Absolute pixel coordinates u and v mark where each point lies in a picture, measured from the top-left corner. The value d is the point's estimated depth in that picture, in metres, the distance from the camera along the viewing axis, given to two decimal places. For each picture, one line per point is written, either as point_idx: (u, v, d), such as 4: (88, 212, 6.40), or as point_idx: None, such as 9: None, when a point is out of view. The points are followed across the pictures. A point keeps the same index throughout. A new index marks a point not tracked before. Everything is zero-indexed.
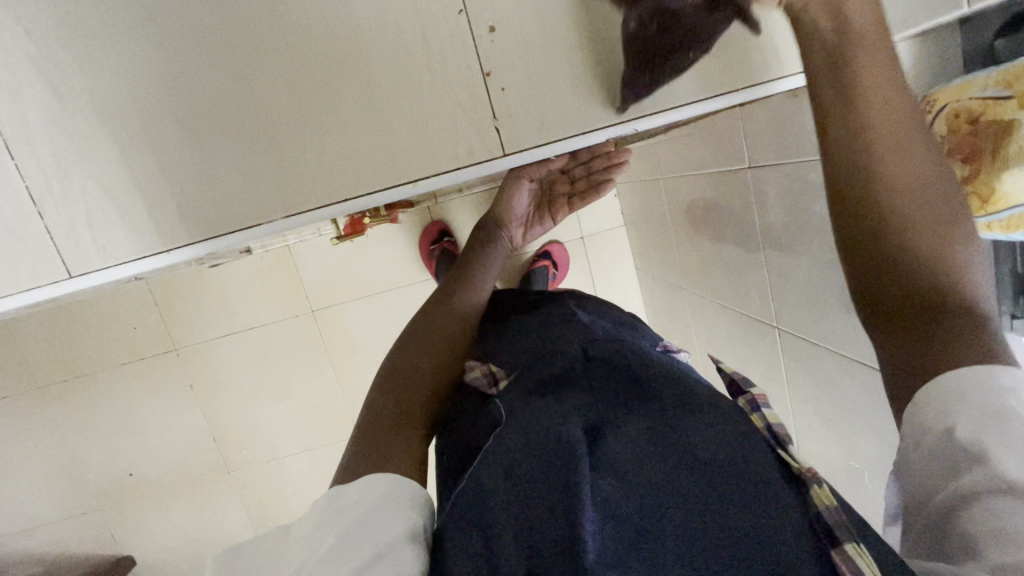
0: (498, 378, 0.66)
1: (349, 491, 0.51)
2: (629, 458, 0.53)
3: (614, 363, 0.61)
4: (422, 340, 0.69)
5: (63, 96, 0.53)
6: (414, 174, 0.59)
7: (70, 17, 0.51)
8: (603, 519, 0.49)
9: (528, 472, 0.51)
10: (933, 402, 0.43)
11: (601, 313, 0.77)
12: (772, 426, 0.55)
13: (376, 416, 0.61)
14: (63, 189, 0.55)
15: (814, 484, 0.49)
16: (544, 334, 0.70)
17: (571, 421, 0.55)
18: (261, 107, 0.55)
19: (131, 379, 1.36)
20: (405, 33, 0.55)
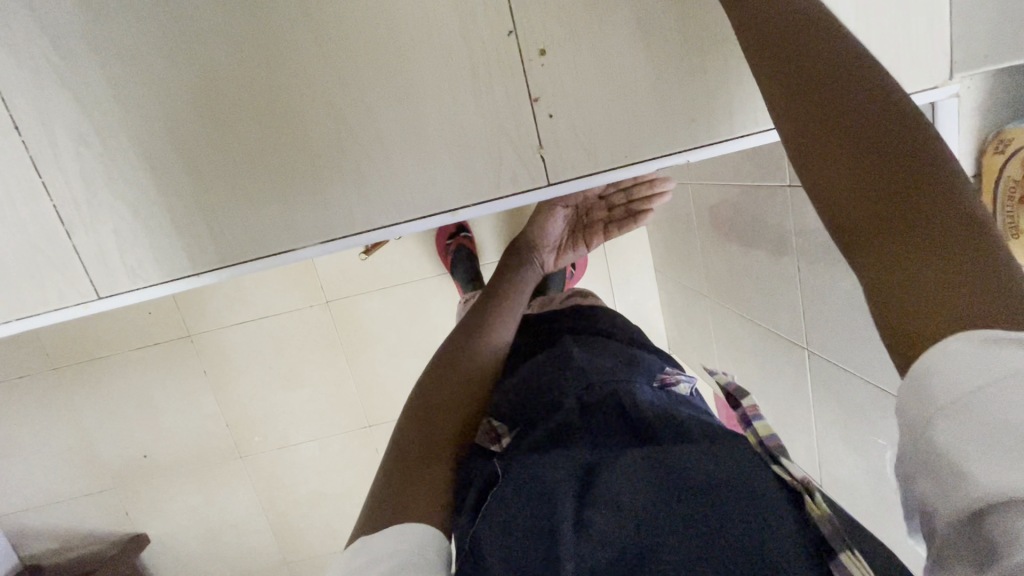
0: (501, 436, 0.63)
1: (374, 543, 0.50)
2: (624, 491, 0.48)
3: (606, 410, 0.58)
4: (445, 375, 0.69)
5: (92, 112, 0.51)
6: (454, 201, 0.56)
7: (104, 31, 0.49)
8: (591, 554, 0.45)
9: (522, 524, 0.48)
10: (911, 410, 0.33)
11: (603, 346, 0.70)
12: (765, 441, 0.50)
13: (401, 456, 0.60)
14: (92, 207, 0.53)
15: (808, 497, 0.44)
16: (538, 376, 0.66)
17: (562, 466, 0.52)
18: (297, 128, 0.53)
19: (146, 365, 1.36)
20: (450, 55, 0.52)
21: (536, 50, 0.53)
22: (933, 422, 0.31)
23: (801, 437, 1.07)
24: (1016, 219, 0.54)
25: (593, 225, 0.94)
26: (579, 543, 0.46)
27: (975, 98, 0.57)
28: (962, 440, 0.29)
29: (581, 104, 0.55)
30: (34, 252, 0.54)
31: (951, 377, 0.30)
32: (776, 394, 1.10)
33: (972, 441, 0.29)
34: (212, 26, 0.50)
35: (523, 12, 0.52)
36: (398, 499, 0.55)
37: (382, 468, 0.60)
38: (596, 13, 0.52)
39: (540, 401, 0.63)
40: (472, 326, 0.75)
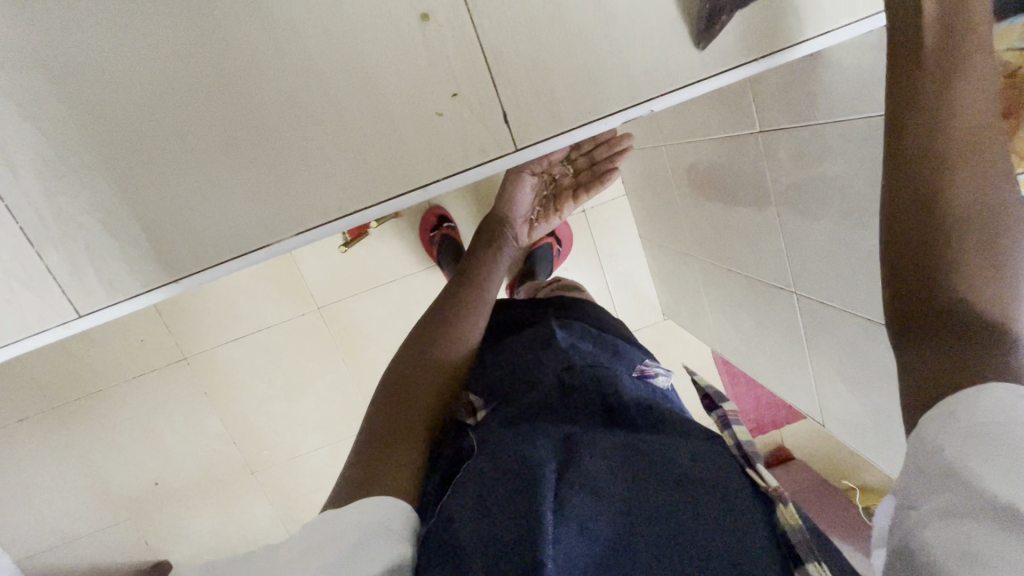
0: (477, 407, 0.65)
1: (339, 517, 0.49)
2: (600, 471, 0.50)
3: (586, 391, 0.59)
4: (419, 351, 0.66)
5: (47, 130, 0.50)
6: (425, 178, 0.56)
7: (46, 44, 0.48)
8: (570, 534, 0.46)
9: (497, 497, 0.49)
10: (928, 432, 0.39)
11: (582, 331, 0.72)
12: (742, 445, 0.54)
13: (379, 427, 0.59)
14: (59, 227, 0.53)
15: (780, 504, 0.48)
16: (518, 358, 0.67)
17: (540, 442, 0.53)
18: (256, 124, 0.52)
19: (145, 392, 1.35)
20: (402, 28, 0.52)
21: (487, 16, 0.52)
22: (945, 442, 0.37)
23: (800, 382, 1.08)
24: None
25: (563, 190, 0.96)
26: (558, 525, 0.46)
27: None
28: (968, 458, 0.36)
29: (541, 67, 0.54)
30: (10, 280, 0.53)
31: (990, 414, 0.36)
32: (772, 343, 1.11)
33: (977, 462, 0.35)
34: (157, 27, 0.49)
35: None
36: (372, 474, 0.54)
37: (357, 442, 0.60)
38: None
39: (521, 382, 0.64)
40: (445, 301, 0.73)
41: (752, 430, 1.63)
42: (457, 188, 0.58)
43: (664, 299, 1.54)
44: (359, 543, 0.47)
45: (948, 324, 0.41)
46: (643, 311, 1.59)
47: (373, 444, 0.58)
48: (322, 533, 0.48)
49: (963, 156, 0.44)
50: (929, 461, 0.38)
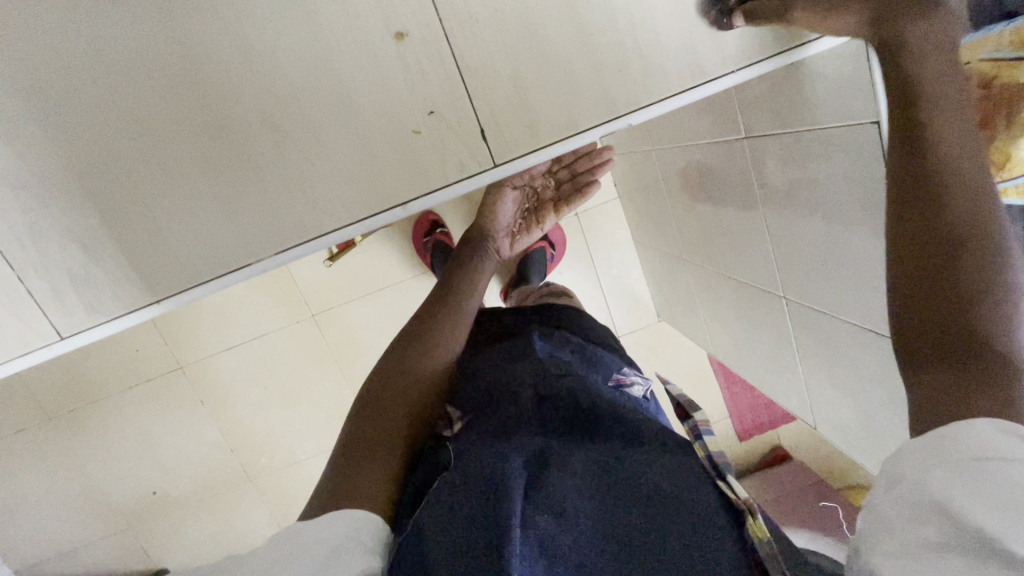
0: (453, 419, 0.65)
1: (306, 529, 0.49)
2: (573, 485, 0.51)
3: (560, 403, 0.60)
4: (399, 364, 0.67)
5: (24, 154, 0.50)
6: (404, 195, 0.56)
7: (22, 70, 0.49)
8: (534, 553, 0.46)
9: (467, 508, 0.49)
10: (908, 459, 0.37)
11: (561, 342, 0.73)
12: (711, 455, 0.53)
13: (355, 439, 0.60)
14: (39, 250, 0.53)
15: (750, 517, 0.47)
16: (495, 368, 0.68)
17: (513, 454, 0.53)
18: (232, 143, 0.52)
19: (138, 403, 1.35)
20: (377, 47, 0.52)
21: (462, 33, 0.52)
22: (926, 470, 0.35)
23: (792, 385, 1.08)
24: None
25: (545, 203, 0.99)
26: (524, 543, 0.46)
27: None
28: (956, 491, 0.33)
29: (518, 81, 0.54)
30: None
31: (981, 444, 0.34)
32: (763, 347, 1.11)
33: (961, 492, 0.33)
34: (131, 49, 0.49)
35: None
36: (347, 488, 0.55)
37: (333, 454, 0.60)
38: None
39: (497, 391, 0.63)
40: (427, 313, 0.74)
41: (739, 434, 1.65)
42: (436, 205, 0.58)
43: (658, 302, 1.54)
44: (336, 552, 0.48)
45: (955, 357, 0.39)
46: (638, 314, 1.59)
47: (350, 456, 0.58)
48: (294, 545, 0.48)
49: (956, 172, 0.43)
50: (908, 485, 0.36)
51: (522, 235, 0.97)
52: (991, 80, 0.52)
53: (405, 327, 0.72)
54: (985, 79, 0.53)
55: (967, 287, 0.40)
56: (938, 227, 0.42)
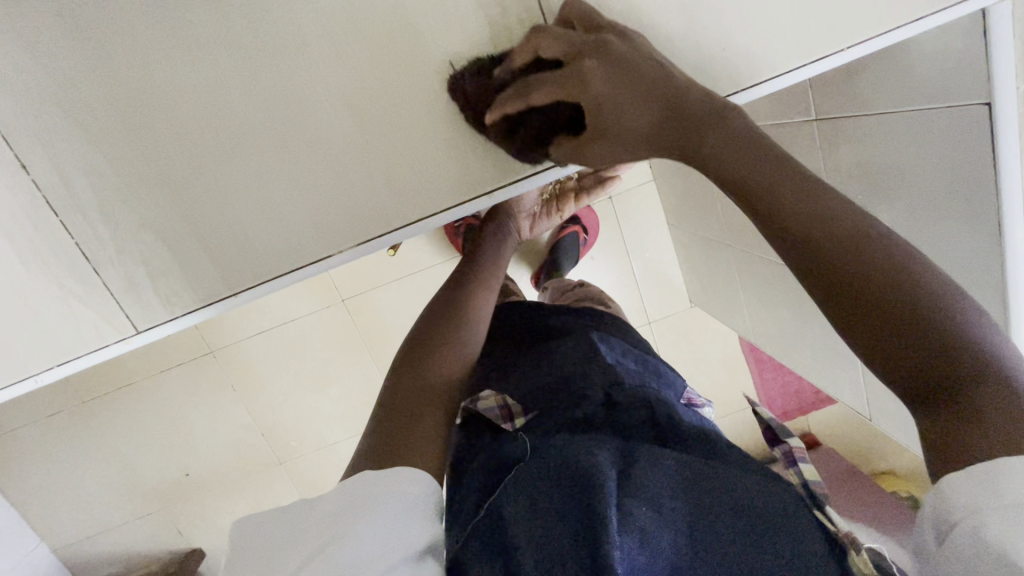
0: (514, 414, 0.61)
1: (370, 484, 0.45)
2: (665, 486, 0.48)
3: (636, 409, 0.56)
4: (439, 337, 0.63)
5: (99, 140, 0.48)
6: (490, 183, 0.53)
7: (96, 49, 0.46)
8: (632, 547, 0.44)
9: (549, 501, 0.48)
10: (963, 499, 0.34)
11: (622, 349, 0.68)
12: (809, 485, 0.52)
13: (395, 401, 0.55)
14: (116, 241, 0.51)
15: (853, 552, 0.46)
16: (560, 365, 0.64)
17: (598, 450, 0.51)
18: (318, 131, 0.50)
19: (173, 387, 1.35)
20: (469, 28, 0.49)
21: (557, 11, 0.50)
22: (983, 523, 0.33)
23: (843, 373, 1.04)
24: None
25: (566, 192, 0.99)
26: (622, 536, 0.44)
27: None
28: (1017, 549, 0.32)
29: None
30: (66, 294, 0.52)
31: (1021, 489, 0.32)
32: (812, 335, 1.07)
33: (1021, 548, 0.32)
34: (212, 27, 0.46)
35: None
36: (401, 442, 0.51)
37: (375, 412, 0.56)
38: None
39: (562, 390, 0.60)
40: (461, 281, 0.73)
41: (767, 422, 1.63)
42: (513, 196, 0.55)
43: (692, 287, 1.51)
44: (400, 519, 0.44)
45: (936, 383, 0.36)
46: (670, 299, 1.56)
47: (396, 412, 0.54)
48: (361, 496, 0.44)
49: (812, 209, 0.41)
50: (959, 529, 0.34)
51: (539, 219, 0.96)
52: None
53: (434, 303, 0.69)
54: None
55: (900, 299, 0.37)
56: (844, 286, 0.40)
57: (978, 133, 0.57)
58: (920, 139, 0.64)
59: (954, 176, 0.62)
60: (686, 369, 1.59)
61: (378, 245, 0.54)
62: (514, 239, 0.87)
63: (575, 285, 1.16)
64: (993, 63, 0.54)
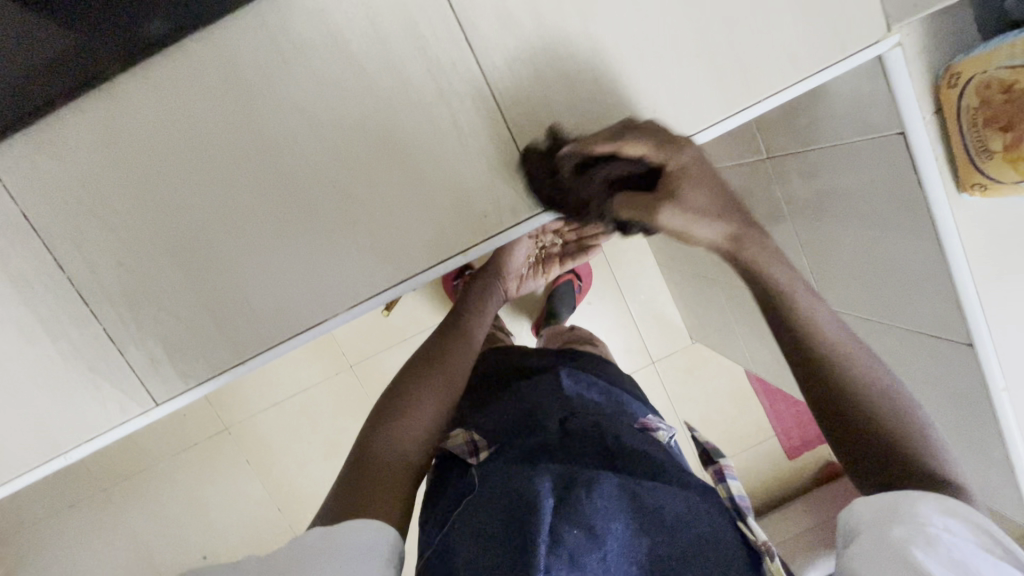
0: (479, 447, 0.65)
1: (332, 536, 0.49)
2: (604, 509, 0.51)
3: (588, 437, 0.61)
4: (414, 385, 0.67)
5: (124, 237, 0.56)
6: (465, 243, 0.59)
7: (121, 164, 0.54)
8: (560, 570, 0.47)
9: (491, 528, 0.51)
10: (869, 510, 0.44)
11: (587, 381, 0.74)
12: (734, 497, 0.60)
13: (368, 448, 0.60)
14: (139, 324, 0.58)
15: (768, 559, 0.52)
16: (525, 402, 0.68)
17: (538, 473, 0.54)
18: (309, 214, 0.57)
19: (190, 466, 1.38)
20: (434, 114, 0.56)
21: (509, 92, 0.56)
22: (882, 526, 0.42)
23: None
24: (986, 140, 0.57)
25: (551, 256, 1.06)
26: (549, 559, 0.47)
27: (919, 45, 0.60)
28: (906, 537, 0.40)
29: (558, 128, 0.58)
30: (96, 376, 0.58)
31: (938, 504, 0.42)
32: None
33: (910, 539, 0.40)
34: (216, 133, 0.54)
35: (489, 58, 0.55)
36: (368, 492, 0.55)
37: (351, 456, 0.60)
38: (554, 47, 0.56)
39: (522, 424, 0.65)
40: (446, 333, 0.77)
41: (786, 452, 1.61)
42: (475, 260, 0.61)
43: (691, 323, 1.54)
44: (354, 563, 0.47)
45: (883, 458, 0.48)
46: (671, 338, 1.59)
47: (366, 473, 0.57)
48: (317, 546, 0.48)
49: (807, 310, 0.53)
50: (866, 534, 0.43)
51: (528, 278, 1.03)
52: (1011, 86, 0.53)
53: (413, 356, 0.73)
54: (1004, 85, 0.54)
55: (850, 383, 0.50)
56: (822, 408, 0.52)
57: (901, 160, 0.63)
58: (859, 167, 0.69)
59: (894, 198, 0.67)
60: (696, 405, 1.60)
61: (357, 316, 0.60)
62: (501, 295, 0.93)
63: (567, 329, 1.20)
64: (897, 97, 0.60)
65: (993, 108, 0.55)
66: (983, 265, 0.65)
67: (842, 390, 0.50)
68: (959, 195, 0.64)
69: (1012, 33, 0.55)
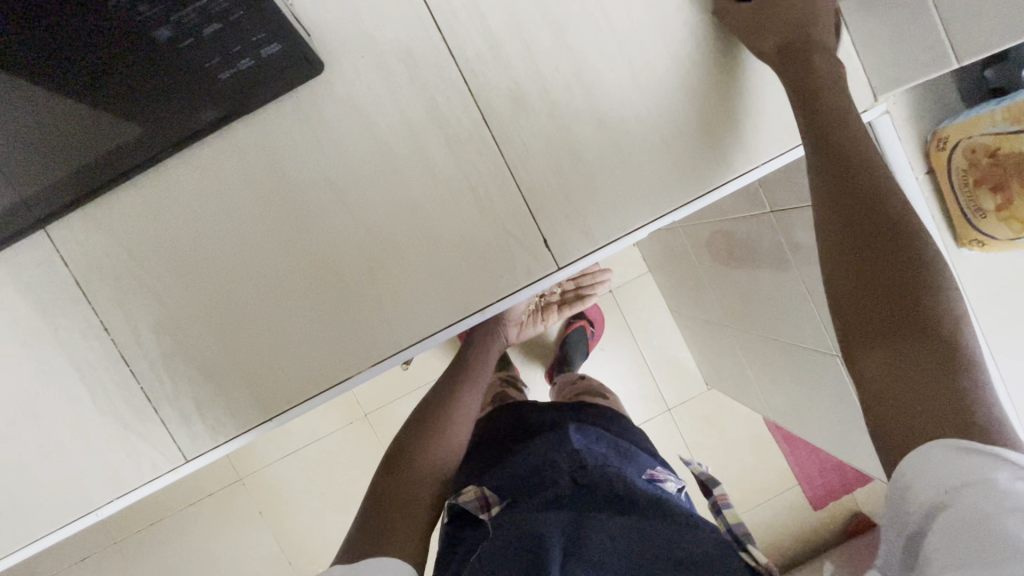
0: (491, 503, 0.65)
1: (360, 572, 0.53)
2: (604, 554, 0.57)
3: (599, 488, 0.63)
4: (425, 434, 0.70)
5: (164, 301, 0.60)
6: (481, 302, 0.62)
7: (166, 234, 0.59)
8: None
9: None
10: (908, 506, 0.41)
11: (596, 434, 0.74)
12: (733, 528, 0.64)
13: (380, 495, 0.63)
14: (173, 382, 0.61)
15: None
16: (533, 455, 0.69)
17: (549, 524, 0.59)
18: (335, 276, 0.60)
19: (203, 518, 1.38)
20: (453, 183, 0.60)
21: (522, 162, 0.61)
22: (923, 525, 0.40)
23: (864, 449, 1.02)
24: (977, 199, 0.60)
25: (550, 303, 1.10)
26: None
27: (908, 111, 0.64)
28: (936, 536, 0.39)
29: (569, 193, 0.62)
30: (130, 433, 0.61)
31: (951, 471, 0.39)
32: (824, 409, 1.07)
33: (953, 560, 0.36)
34: (254, 203, 0.59)
35: (503, 131, 0.60)
36: (382, 538, 0.58)
37: (364, 501, 0.64)
38: (564, 120, 0.61)
39: (534, 476, 0.66)
40: (452, 379, 0.79)
41: (810, 503, 1.56)
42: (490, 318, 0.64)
43: (705, 369, 1.53)
44: None
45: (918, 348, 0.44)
46: (686, 384, 1.58)
47: (380, 518, 0.61)
48: None
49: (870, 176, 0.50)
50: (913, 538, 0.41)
51: (527, 326, 1.06)
52: (995, 151, 0.56)
53: (419, 404, 0.76)
54: (989, 150, 0.57)
55: (901, 260, 0.47)
56: (875, 299, 0.47)
57: None
58: None
59: None
60: (714, 452, 1.57)
61: (378, 372, 0.63)
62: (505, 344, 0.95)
63: (577, 378, 1.22)
64: (889, 158, 0.64)
65: (981, 170, 0.58)
66: (990, 316, 0.66)
67: (882, 262, 0.48)
68: (958, 249, 0.66)
69: (994, 101, 0.58)
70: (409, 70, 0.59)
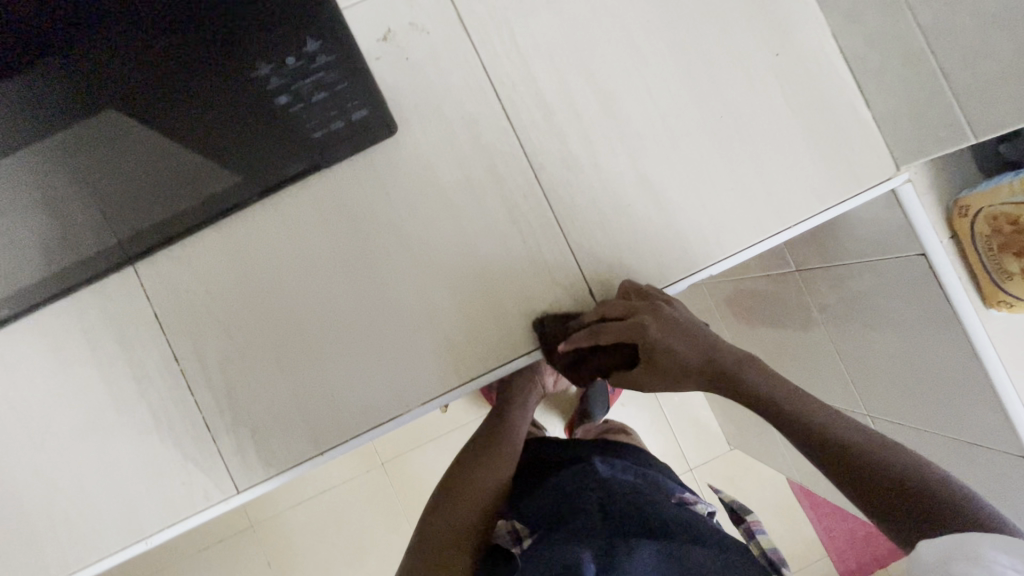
0: (521, 535, 0.71)
1: None
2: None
3: (627, 513, 0.64)
4: (467, 476, 0.72)
5: (233, 334, 0.64)
6: (528, 345, 0.65)
7: (241, 272, 0.64)
8: None
9: None
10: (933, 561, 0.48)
11: (622, 465, 0.75)
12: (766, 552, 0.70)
13: (428, 540, 0.67)
14: (233, 413, 0.64)
15: None
16: (563, 487, 0.70)
17: (581, 548, 0.59)
18: (393, 316, 0.64)
19: (213, 564, 1.35)
20: (505, 233, 0.65)
21: (569, 216, 0.66)
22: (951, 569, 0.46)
23: None
24: (1003, 263, 0.63)
25: None
26: None
27: (928, 179, 0.69)
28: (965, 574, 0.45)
29: (613, 246, 0.66)
30: (186, 461, 0.64)
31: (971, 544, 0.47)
32: None
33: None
34: (324, 246, 0.64)
35: (553, 189, 0.66)
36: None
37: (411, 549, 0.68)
38: (609, 180, 0.66)
39: (565, 506, 0.67)
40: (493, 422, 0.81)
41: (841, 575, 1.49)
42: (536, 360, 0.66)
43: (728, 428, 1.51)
44: None
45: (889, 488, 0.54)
46: (708, 443, 1.56)
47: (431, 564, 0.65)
48: None
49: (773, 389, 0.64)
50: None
51: None
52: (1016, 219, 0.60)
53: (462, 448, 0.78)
54: (1011, 218, 0.61)
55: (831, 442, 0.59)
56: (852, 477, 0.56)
57: (925, 278, 0.69)
58: (886, 281, 0.75)
59: (924, 311, 0.72)
60: None
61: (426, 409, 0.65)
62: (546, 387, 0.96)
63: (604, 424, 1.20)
64: (913, 224, 0.68)
65: (1005, 235, 0.62)
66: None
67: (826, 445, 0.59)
68: (986, 309, 0.68)
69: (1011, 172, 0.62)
70: (470, 132, 0.65)
